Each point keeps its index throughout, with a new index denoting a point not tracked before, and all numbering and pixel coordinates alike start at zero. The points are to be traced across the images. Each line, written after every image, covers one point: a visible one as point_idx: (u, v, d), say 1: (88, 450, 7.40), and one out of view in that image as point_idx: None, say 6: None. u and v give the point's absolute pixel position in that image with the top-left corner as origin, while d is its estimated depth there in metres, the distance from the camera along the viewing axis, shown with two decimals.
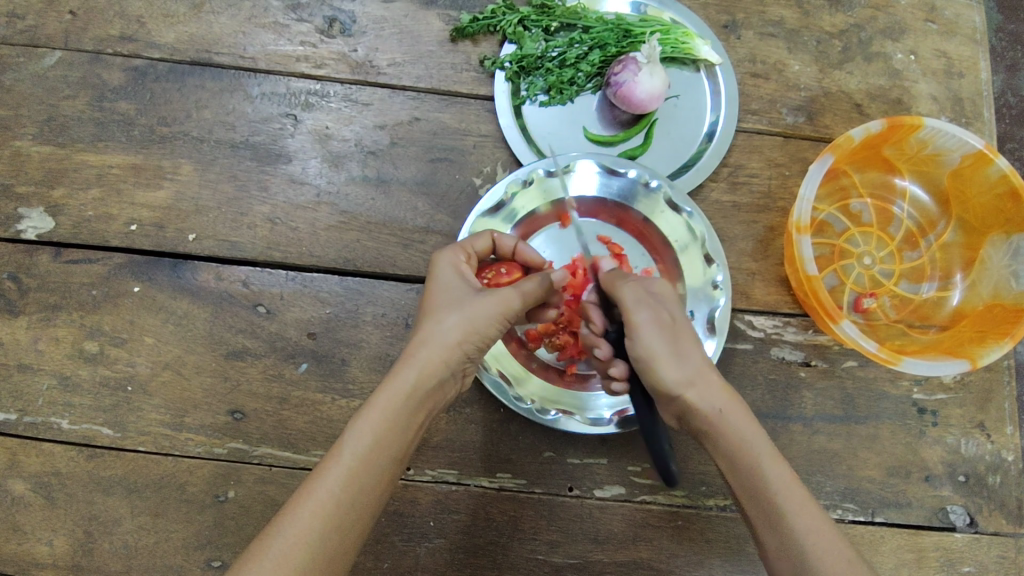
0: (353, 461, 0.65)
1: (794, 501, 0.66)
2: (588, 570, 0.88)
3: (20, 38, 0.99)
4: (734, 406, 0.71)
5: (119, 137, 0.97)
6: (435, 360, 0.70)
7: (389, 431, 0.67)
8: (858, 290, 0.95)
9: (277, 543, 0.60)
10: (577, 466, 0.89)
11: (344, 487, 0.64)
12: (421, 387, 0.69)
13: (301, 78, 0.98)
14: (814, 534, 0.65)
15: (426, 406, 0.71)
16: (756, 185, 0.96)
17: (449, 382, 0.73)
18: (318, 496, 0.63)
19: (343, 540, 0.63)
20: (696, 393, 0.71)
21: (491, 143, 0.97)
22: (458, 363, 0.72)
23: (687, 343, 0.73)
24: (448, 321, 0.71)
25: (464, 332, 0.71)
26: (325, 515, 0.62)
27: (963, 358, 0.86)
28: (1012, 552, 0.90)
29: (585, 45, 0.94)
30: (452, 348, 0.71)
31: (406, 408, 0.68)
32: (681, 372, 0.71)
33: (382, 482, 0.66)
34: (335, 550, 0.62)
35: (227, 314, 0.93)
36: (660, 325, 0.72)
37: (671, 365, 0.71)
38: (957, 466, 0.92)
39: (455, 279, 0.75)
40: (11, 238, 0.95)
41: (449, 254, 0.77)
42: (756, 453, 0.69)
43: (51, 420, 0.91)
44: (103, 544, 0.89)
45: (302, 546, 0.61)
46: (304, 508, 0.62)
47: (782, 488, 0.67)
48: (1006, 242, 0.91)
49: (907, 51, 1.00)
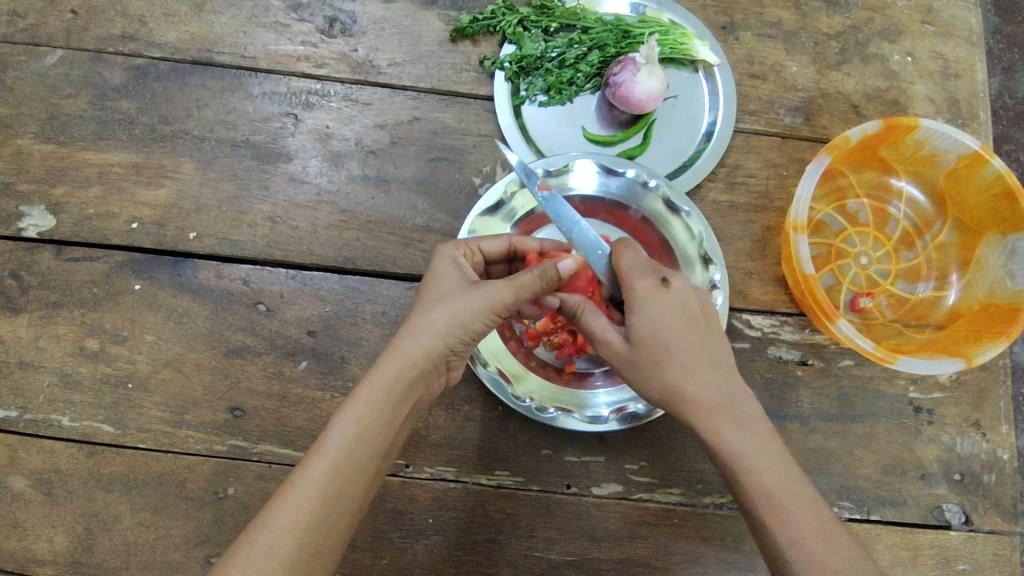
0: (338, 454, 0.65)
1: (777, 514, 0.67)
2: (585, 567, 0.88)
3: (21, 37, 0.99)
4: (715, 417, 0.71)
5: (120, 136, 0.98)
6: (419, 350, 0.70)
7: (373, 423, 0.67)
8: (855, 290, 0.96)
9: (263, 536, 0.61)
10: (575, 464, 0.90)
11: (328, 480, 0.64)
12: (404, 378, 0.69)
13: (302, 78, 0.98)
14: (798, 545, 0.66)
15: (412, 396, 0.70)
16: (755, 186, 0.97)
17: (435, 372, 0.72)
18: (304, 489, 0.63)
19: (331, 533, 0.64)
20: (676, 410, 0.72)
21: (490, 143, 0.97)
22: (445, 353, 0.71)
23: (659, 361, 0.72)
24: (434, 315, 0.71)
25: (450, 325, 0.71)
26: (310, 509, 0.63)
27: (959, 357, 0.87)
28: (1007, 550, 0.91)
29: (585, 45, 0.95)
30: (438, 338, 0.70)
31: (392, 399, 0.68)
32: (655, 394, 0.73)
33: (368, 473, 0.67)
34: (322, 542, 0.63)
35: (227, 312, 0.93)
36: (623, 358, 0.74)
37: (645, 388, 0.74)
38: (953, 464, 0.93)
39: (449, 273, 0.75)
40: (11, 236, 0.95)
41: (449, 248, 0.77)
42: (740, 467, 0.69)
43: (51, 416, 0.91)
44: (103, 540, 0.89)
45: (288, 540, 0.61)
46: (291, 502, 0.63)
47: (766, 504, 0.68)
48: (1002, 242, 0.92)
49: (904, 52, 1.01)
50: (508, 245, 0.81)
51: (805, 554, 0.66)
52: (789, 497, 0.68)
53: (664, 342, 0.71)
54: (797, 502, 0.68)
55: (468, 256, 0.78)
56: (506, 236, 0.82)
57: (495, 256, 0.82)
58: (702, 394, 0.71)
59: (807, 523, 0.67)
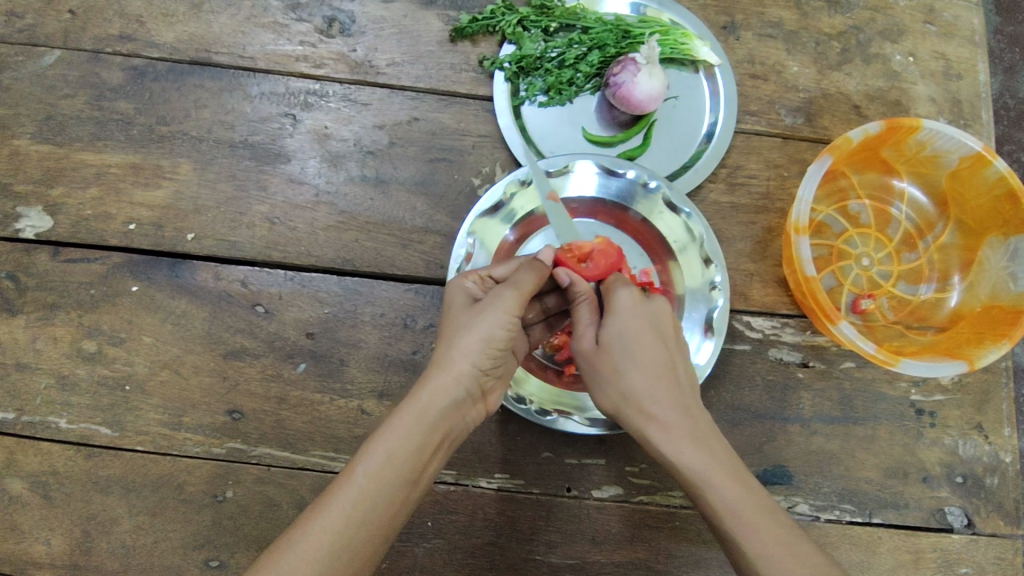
0: (365, 479, 0.65)
1: (740, 520, 0.65)
2: (586, 570, 0.88)
3: (19, 37, 0.99)
4: (662, 430, 0.71)
5: (118, 136, 0.97)
6: (447, 378, 0.70)
7: (401, 448, 0.67)
8: (857, 291, 0.95)
9: (286, 558, 0.60)
10: (575, 467, 0.89)
11: (355, 504, 0.64)
12: (433, 405, 0.69)
13: (300, 78, 0.98)
14: (762, 552, 0.64)
15: (444, 425, 0.70)
16: (755, 187, 0.96)
17: (468, 401, 0.72)
18: (330, 513, 0.63)
19: (352, 559, 0.62)
20: (627, 420, 0.74)
21: (490, 143, 0.97)
22: (475, 378, 0.72)
23: (620, 369, 0.74)
24: (459, 341, 0.71)
25: (475, 349, 0.71)
26: (333, 533, 0.62)
27: (962, 359, 0.86)
28: (1009, 553, 0.90)
29: (585, 45, 0.94)
30: (462, 365, 0.71)
31: (421, 427, 0.68)
32: (609, 402, 0.75)
33: (396, 501, 0.66)
34: (343, 567, 0.62)
35: (226, 313, 0.92)
36: (588, 358, 0.76)
37: (600, 395, 0.76)
38: (955, 467, 0.92)
39: (465, 301, 0.76)
40: (9, 236, 0.95)
41: (461, 281, 0.78)
42: (694, 476, 0.68)
43: (49, 418, 0.91)
44: (101, 543, 0.88)
45: (310, 564, 0.60)
46: (315, 524, 0.62)
47: (726, 510, 0.66)
48: (1005, 243, 0.91)
49: (906, 52, 1.01)
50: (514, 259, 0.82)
51: (771, 562, 0.63)
52: (748, 504, 0.66)
53: (630, 352, 0.74)
54: (758, 508, 0.66)
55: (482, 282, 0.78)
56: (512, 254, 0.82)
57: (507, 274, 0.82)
58: (654, 404, 0.72)
59: (769, 531, 0.65)
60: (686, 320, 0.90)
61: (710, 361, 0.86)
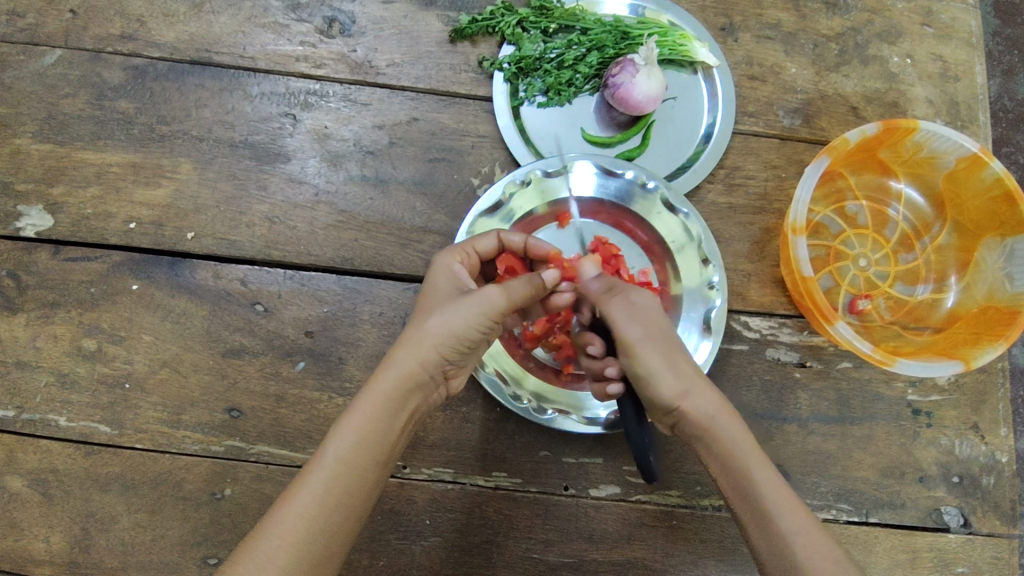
0: (335, 465, 0.66)
1: (782, 501, 0.68)
2: (583, 569, 0.88)
3: (20, 36, 0.99)
4: (725, 412, 0.72)
5: (118, 136, 0.98)
6: (414, 363, 0.69)
7: (369, 431, 0.68)
8: (853, 292, 0.96)
9: (262, 545, 0.62)
10: (572, 466, 0.90)
11: (326, 489, 0.65)
12: (400, 387, 0.69)
13: (301, 78, 0.98)
14: (802, 533, 0.67)
15: (409, 405, 0.71)
16: (753, 187, 0.97)
17: (432, 382, 0.73)
18: (302, 500, 0.64)
19: (328, 542, 0.64)
20: (691, 404, 0.71)
21: (489, 144, 0.97)
22: (439, 363, 0.71)
23: (680, 354, 0.73)
24: (428, 322, 0.71)
25: (443, 331, 0.70)
26: (307, 520, 0.64)
27: (958, 359, 0.87)
28: (1006, 553, 0.91)
29: (584, 46, 0.95)
30: (431, 348, 0.70)
31: (386, 408, 0.69)
32: (676, 384, 0.71)
33: (365, 483, 0.67)
34: (319, 552, 0.64)
35: (225, 312, 0.93)
36: (653, 341, 0.72)
37: (666, 378, 0.71)
38: (952, 467, 0.92)
39: (445, 283, 0.76)
40: (9, 235, 0.95)
41: (444, 258, 0.78)
42: (745, 456, 0.70)
43: (49, 416, 0.91)
44: (100, 540, 0.89)
45: (286, 551, 0.62)
46: (287, 511, 0.64)
47: (770, 491, 0.69)
48: (1001, 244, 0.92)
49: (904, 54, 1.01)
50: (498, 244, 0.81)
51: (810, 543, 0.66)
52: (786, 489, 0.69)
53: (680, 341, 0.74)
54: (793, 493, 0.69)
55: (465, 263, 0.79)
56: (496, 234, 0.81)
57: (488, 255, 0.82)
58: (713, 389, 0.73)
59: (805, 514, 0.68)
60: (683, 320, 0.91)
61: (705, 362, 0.87)
